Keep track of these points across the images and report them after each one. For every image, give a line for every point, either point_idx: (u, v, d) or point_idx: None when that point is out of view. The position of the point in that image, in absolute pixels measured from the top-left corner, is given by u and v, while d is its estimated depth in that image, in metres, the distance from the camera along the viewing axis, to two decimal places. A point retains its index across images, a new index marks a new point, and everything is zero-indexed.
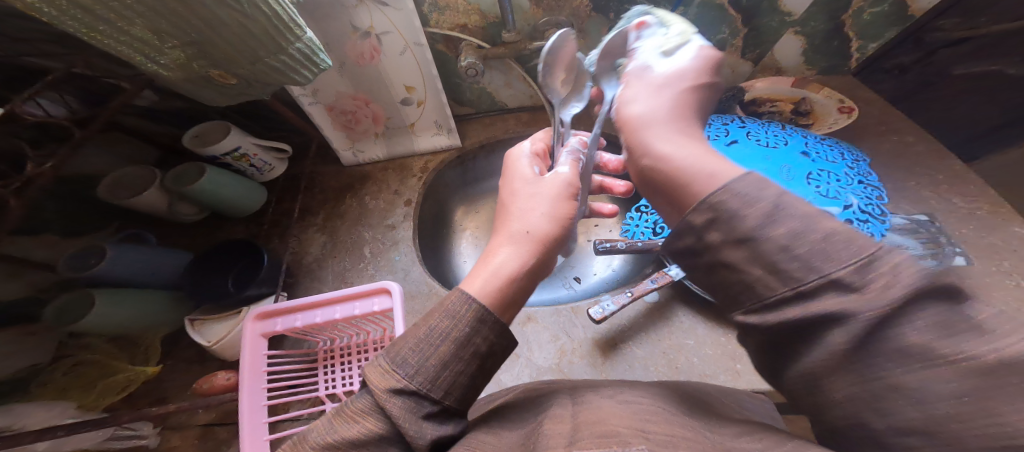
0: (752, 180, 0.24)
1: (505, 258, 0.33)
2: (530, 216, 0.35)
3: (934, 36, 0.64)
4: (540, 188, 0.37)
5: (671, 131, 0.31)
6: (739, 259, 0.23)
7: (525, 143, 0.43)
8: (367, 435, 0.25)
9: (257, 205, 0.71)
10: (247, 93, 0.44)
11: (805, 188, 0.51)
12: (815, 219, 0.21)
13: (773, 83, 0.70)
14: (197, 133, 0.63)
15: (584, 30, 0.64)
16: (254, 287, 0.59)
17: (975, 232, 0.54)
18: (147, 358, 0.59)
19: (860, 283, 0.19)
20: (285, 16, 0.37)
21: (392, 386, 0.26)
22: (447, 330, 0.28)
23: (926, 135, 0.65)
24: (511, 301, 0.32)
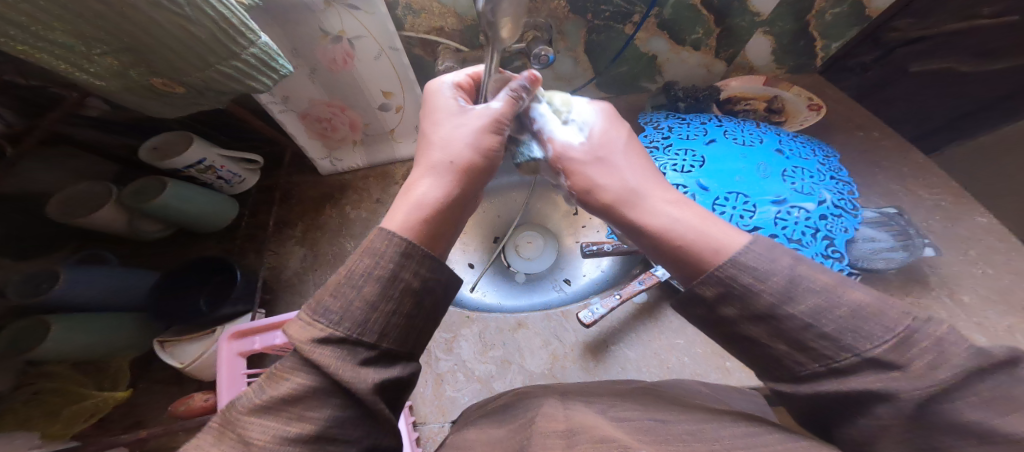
0: (758, 251, 0.25)
1: (426, 188, 0.33)
2: (450, 146, 0.36)
3: (890, 36, 0.66)
4: (463, 122, 0.37)
5: (657, 196, 0.33)
6: (762, 334, 0.24)
7: (447, 76, 0.42)
8: (301, 390, 0.23)
9: (229, 219, 0.68)
10: (201, 104, 0.43)
11: (782, 184, 0.53)
12: (840, 292, 0.22)
13: (748, 81, 0.71)
14: (157, 144, 0.60)
15: (563, 31, 0.64)
16: (228, 306, 0.58)
17: (941, 222, 0.57)
18: (116, 383, 0.55)
19: (900, 360, 0.20)
20: (233, 18, 0.34)
21: (315, 335, 0.24)
22: (369, 269, 0.26)
23: (890, 130, 0.68)
24: (437, 230, 0.31)
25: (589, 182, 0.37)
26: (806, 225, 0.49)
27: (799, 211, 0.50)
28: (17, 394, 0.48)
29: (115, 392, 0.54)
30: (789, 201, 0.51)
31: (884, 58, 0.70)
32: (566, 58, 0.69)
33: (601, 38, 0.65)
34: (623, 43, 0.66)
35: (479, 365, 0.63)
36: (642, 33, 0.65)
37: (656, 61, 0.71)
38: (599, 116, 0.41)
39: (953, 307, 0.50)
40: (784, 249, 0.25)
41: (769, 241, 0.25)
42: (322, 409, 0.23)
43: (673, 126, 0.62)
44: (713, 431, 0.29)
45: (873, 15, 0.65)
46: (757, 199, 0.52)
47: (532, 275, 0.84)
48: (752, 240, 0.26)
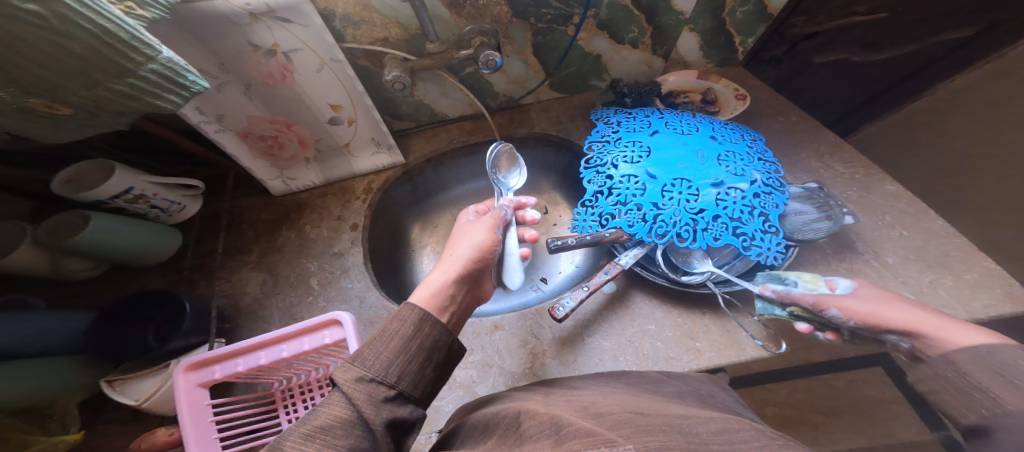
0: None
1: (440, 274, 0.44)
2: (462, 247, 0.48)
3: (792, 31, 0.74)
4: (473, 230, 0.51)
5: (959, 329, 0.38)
6: None
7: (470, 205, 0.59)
8: (335, 419, 0.28)
9: (172, 250, 0.65)
10: (92, 124, 0.38)
11: (718, 168, 0.56)
12: None
13: (683, 76, 0.75)
14: (70, 178, 0.56)
15: (508, 36, 0.65)
16: (180, 338, 0.55)
17: (857, 193, 0.63)
18: (64, 426, 0.50)
19: None
20: (122, 32, 0.32)
21: (355, 375, 0.31)
22: (397, 329, 0.35)
23: (805, 114, 0.73)
24: (445, 304, 0.41)
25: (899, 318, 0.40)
26: (743, 204, 0.53)
27: (735, 191, 0.54)
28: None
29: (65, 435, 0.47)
30: (726, 182, 0.54)
31: (792, 51, 0.79)
32: (516, 61, 0.70)
33: (546, 40, 0.67)
34: (567, 44, 0.68)
35: (459, 371, 0.62)
36: (584, 34, 0.67)
37: (601, 60, 0.73)
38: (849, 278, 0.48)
39: (879, 268, 0.55)
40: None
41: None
42: (346, 438, 0.28)
43: (621, 120, 0.65)
44: (692, 426, 0.31)
45: (774, 12, 0.71)
46: (699, 183, 0.55)
47: None
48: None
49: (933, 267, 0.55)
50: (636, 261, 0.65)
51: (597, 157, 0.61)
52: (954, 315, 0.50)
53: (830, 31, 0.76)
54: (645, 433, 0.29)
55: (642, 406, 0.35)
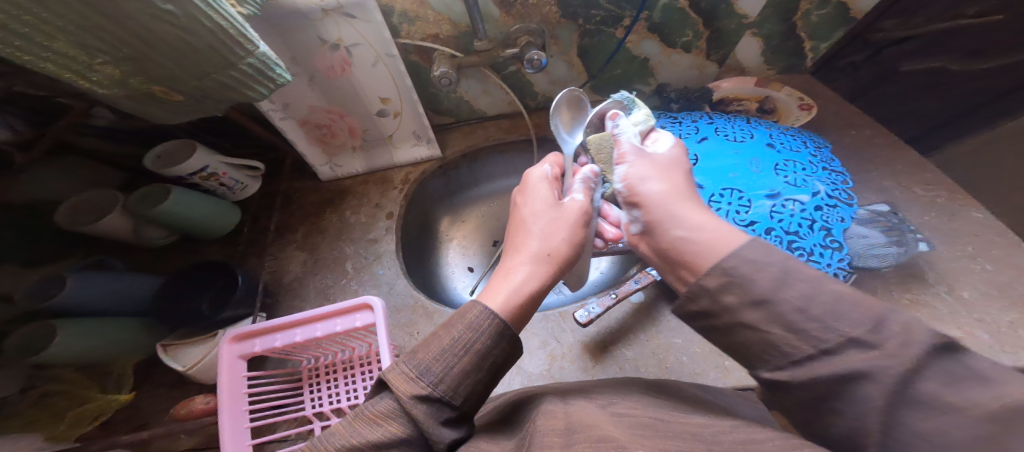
0: (760, 248, 0.29)
1: (526, 277, 0.39)
2: (551, 239, 0.42)
3: (877, 36, 0.72)
4: (561, 213, 0.45)
5: (684, 208, 0.37)
6: (759, 320, 0.27)
7: (545, 166, 0.50)
8: (391, 437, 0.28)
9: (231, 225, 0.70)
10: (201, 109, 0.43)
11: (775, 178, 0.53)
12: (824, 283, 0.25)
13: (739, 82, 0.72)
14: (160, 154, 0.62)
15: (555, 36, 0.65)
16: (230, 309, 0.58)
17: (936, 218, 0.58)
18: (120, 385, 0.56)
19: (879, 340, 0.22)
20: (232, 28, 0.35)
21: (418, 393, 0.29)
22: (469, 342, 0.32)
23: (883, 127, 0.69)
24: (524, 311, 0.37)
25: (649, 181, 0.40)
26: (802, 217, 0.50)
27: (793, 203, 0.51)
28: (25, 396, 0.50)
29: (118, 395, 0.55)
30: (783, 193, 0.52)
31: (874, 57, 0.75)
32: (560, 62, 0.70)
33: (592, 42, 0.67)
34: (614, 46, 0.68)
35: None
36: (633, 37, 0.66)
37: (648, 63, 0.72)
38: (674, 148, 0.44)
39: (954, 304, 0.51)
40: (777, 251, 0.28)
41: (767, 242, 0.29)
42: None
43: (666, 125, 0.64)
44: (715, 436, 0.30)
45: (858, 17, 0.69)
46: (752, 193, 0.52)
47: None
48: (752, 241, 0.30)
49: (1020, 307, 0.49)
50: None
51: None
52: None
53: (928, 35, 0.68)
54: (665, 436, 0.29)
55: (662, 412, 0.35)
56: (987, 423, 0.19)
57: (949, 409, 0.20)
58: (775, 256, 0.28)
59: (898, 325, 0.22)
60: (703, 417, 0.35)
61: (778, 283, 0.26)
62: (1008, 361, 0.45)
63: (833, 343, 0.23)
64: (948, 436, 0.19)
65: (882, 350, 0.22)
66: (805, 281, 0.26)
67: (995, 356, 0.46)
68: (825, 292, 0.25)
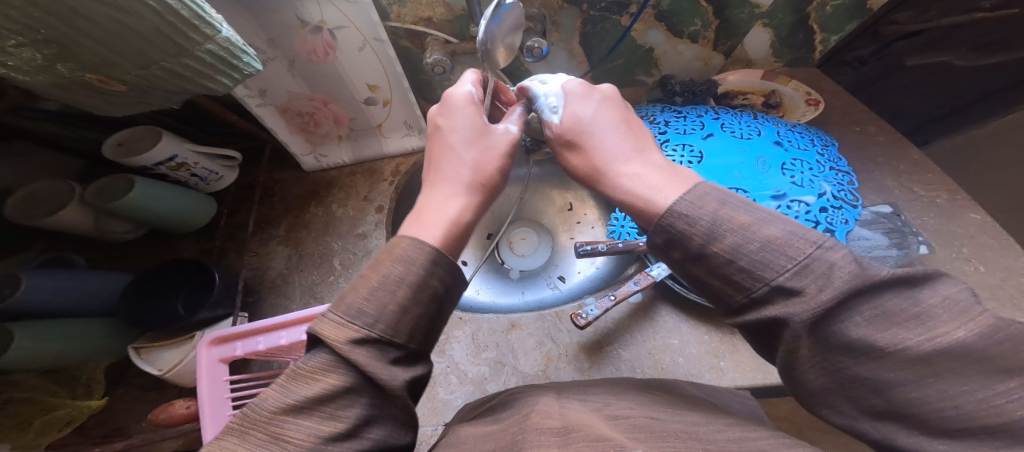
0: (689, 200, 0.27)
1: (458, 202, 0.36)
2: (480, 165, 0.39)
3: (889, 30, 0.67)
4: (490, 140, 0.41)
5: (626, 163, 0.34)
6: (701, 272, 0.27)
7: (466, 87, 0.44)
8: (331, 389, 0.24)
9: (207, 218, 0.65)
10: (152, 100, 0.39)
11: (781, 178, 0.51)
12: (753, 230, 0.24)
13: (746, 75, 0.69)
14: (121, 141, 0.56)
15: (557, 22, 0.61)
16: (208, 309, 0.54)
17: (935, 220, 0.58)
18: (91, 391, 0.52)
19: (801, 285, 0.22)
20: (184, 10, 0.30)
21: (353, 336, 0.25)
22: (402, 275, 0.28)
23: (886, 125, 0.67)
24: (460, 245, 0.34)
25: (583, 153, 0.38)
26: (806, 219, 0.48)
27: (798, 205, 0.49)
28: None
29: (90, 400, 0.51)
30: (789, 195, 0.50)
31: (882, 51, 0.71)
32: (562, 50, 0.66)
33: (596, 30, 0.63)
34: (619, 34, 0.64)
35: (472, 366, 0.61)
36: (639, 25, 0.63)
37: (653, 53, 0.68)
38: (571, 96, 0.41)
39: None
40: (710, 198, 0.27)
41: (700, 190, 0.27)
42: (352, 408, 0.25)
43: (670, 120, 0.61)
44: (707, 433, 0.31)
45: (874, 8, 0.64)
46: (756, 194, 0.50)
47: (527, 272, 0.84)
48: (684, 193, 0.28)
49: (1011, 310, 0.50)
50: (667, 274, 0.63)
51: None
52: None
53: (939, 30, 0.66)
54: (662, 439, 0.29)
55: (657, 408, 0.35)
56: (916, 365, 0.20)
57: (881, 355, 0.21)
58: (706, 206, 0.26)
59: (825, 267, 0.22)
60: (698, 416, 0.34)
61: (708, 236, 0.25)
62: None
63: (763, 292, 0.24)
64: (885, 377, 0.21)
65: (806, 299, 0.22)
66: (735, 231, 0.25)
67: None
68: (755, 240, 0.24)
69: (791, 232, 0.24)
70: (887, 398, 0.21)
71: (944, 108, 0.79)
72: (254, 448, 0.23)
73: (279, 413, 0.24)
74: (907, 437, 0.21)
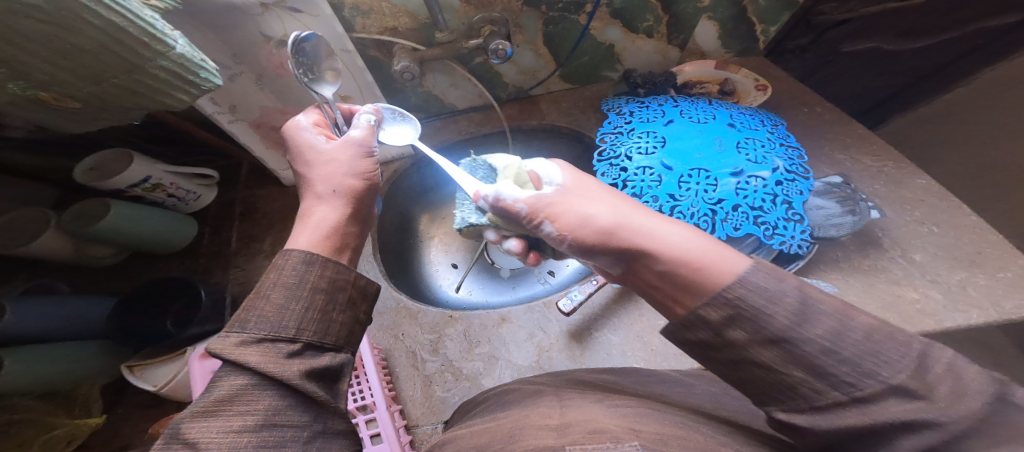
0: (767, 273, 0.27)
1: (325, 212, 0.38)
2: (335, 176, 0.40)
3: (820, 19, 0.73)
4: (333, 154, 0.42)
5: (656, 223, 0.33)
6: (774, 359, 0.25)
7: (301, 118, 0.46)
8: (232, 389, 0.25)
9: (188, 239, 0.66)
10: (114, 115, 0.40)
11: (737, 157, 0.55)
12: (848, 316, 0.25)
13: (701, 65, 0.73)
14: (94, 165, 0.57)
15: (519, 25, 0.64)
16: (197, 326, 0.56)
17: (885, 187, 0.61)
18: (89, 409, 0.53)
19: (921, 390, 0.22)
20: (133, 28, 0.32)
21: (246, 339, 0.27)
22: (277, 278, 0.31)
23: (830, 105, 0.71)
24: (341, 243, 0.37)
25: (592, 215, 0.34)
26: (764, 193, 0.52)
27: (756, 179, 0.53)
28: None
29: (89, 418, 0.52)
30: (746, 171, 0.53)
31: (818, 40, 0.78)
32: (527, 51, 0.69)
33: (557, 30, 0.66)
34: (579, 33, 0.67)
35: (466, 363, 0.63)
36: (596, 23, 0.66)
37: (614, 49, 0.72)
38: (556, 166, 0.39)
39: (906, 266, 0.54)
40: (781, 272, 0.27)
41: (769, 264, 0.28)
42: (263, 399, 0.26)
43: (633, 110, 0.64)
44: (702, 423, 0.33)
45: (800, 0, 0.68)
46: (717, 172, 0.54)
47: (517, 270, 0.84)
48: (755, 263, 0.28)
49: (964, 265, 0.53)
50: None
51: (610, 149, 0.60)
52: (983, 315, 0.49)
53: (861, 19, 0.74)
54: (659, 428, 0.31)
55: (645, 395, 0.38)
56: None
57: None
58: (786, 280, 0.26)
59: (942, 367, 0.23)
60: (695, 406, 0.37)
61: (799, 317, 0.25)
62: (957, 317, 0.49)
63: (869, 391, 0.23)
64: None
65: (927, 402, 0.22)
66: (830, 315, 0.25)
67: (946, 314, 0.49)
68: (852, 328, 0.24)
69: (879, 324, 0.25)
70: None
71: None
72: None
73: (178, 425, 0.23)
74: None
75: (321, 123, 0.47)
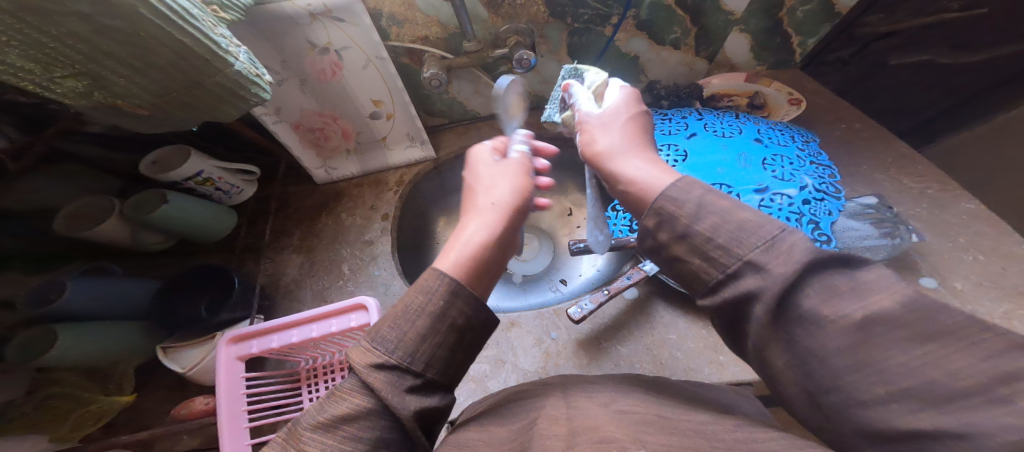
0: (681, 186, 0.31)
1: (474, 229, 0.39)
2: (496, 191, 0.42)
3: (863, 31, 0.70)
4: (500, 169, 0.46)
5: (628, 157, 0.38)
6: (684, 251, 0.30)
7: (487, 140, 0.51)
8: (357, 409, 0.28)
9: (227, 230, 0.70)
10: (166, 122, 0.42)
11: (762, 173, 0.54)
12: (732, 212, 0.28)
13: (729, 78, 0.73)
14: (156, 159, 0.62)
15: (544, 36, 0.66)
16: (228, 312, 0.59)
17: (926, 210, 0.60)
18: (121, 387, 0.56)
19: (767, 260, 0.25)
20: (201, 48, 0.35)
21: (374, 361, 0.30)
22: (422, 305, 0.32)
23: (871, 121, 0.71)
24: (480, 268, 0.36)
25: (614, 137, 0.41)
26: (790, 211, 0.51)
27: (781, 197, 0.52)
28: (27, 400, 0.50)
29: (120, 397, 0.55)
30: (771, 188, 0.53)
31: (862, 52, 0.74)
32: (550, 61, 0.71)
33: (582, 41, 0.67)
34: (603, 44, 0.68)
35: (473, 365, 0.63)
36: (621, 35, 0.67)
37: (638, 61, 0.72)
38: (621, 97, 0.45)
39: (943, 292, 0.53)
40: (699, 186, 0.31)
41: (691, 178, 0.31)
42: (372, 429, 0.28)
43: (656, 122, 0.65)
44: (716, 432, 0.33)
45: (842, 11, 0.68)
46: (740, 189, 0.53)
47: (530, 276, 0.86)
48: (679, 179, 0.32)
49: (1009, 296, 0.51)
50: (659, 269, 0.66)
51: None
52: None
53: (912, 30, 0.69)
54: (670, 435, 0.31)
55: (649, 404, 0.38)
56: (854, 333, 0.22)
57: (825, 322, 0.23)
58: (693, 192, 0.30)
59: (786, 245, 0.25)
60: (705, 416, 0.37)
61: (693, 217, 0.29)
62: None
63: (737, 268, 0.26)
64: (826, 346, 0.23)
65: (769, 273, 0.24)
66: (716, 213, 0.28)
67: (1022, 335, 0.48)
68: (731, 222, 0.28)
69: (761, 218, 0.27)
70: (825, 366, 0.23)
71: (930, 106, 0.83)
72: None
73: (311, 441, 0.27)
74: (848, 404, 0.22)
75: (500, 146, 0.51)
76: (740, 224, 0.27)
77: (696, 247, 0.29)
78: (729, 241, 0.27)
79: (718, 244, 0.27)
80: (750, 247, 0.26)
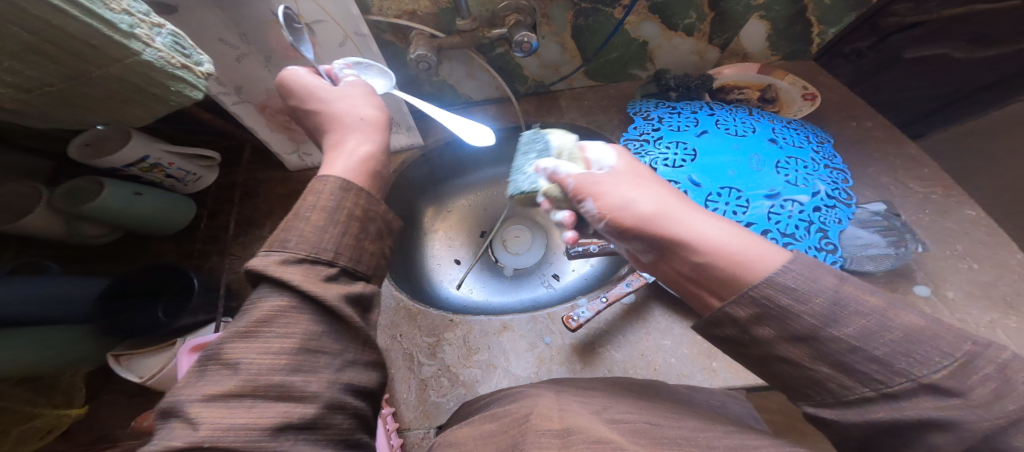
0: (799, 274, 0.28)
1: (357, 143, 0.42)
2: (353, 110, 0.45)
3: (887, 21, 0.67)
4: (349, 91, 0.47)
5: (695, 220, 0.34)
6: (802, 356, 0.27)
7: (301, 71, 0.47)
8: (275, 309, 0.28)
9: (185, 221, 0.64)
10: (63, 121, 0.36)
11: (775, 176, 0.51)
12: (889, 316, 0.25)
13: (741, 69, 0.69)
14: (88, 141, 0.54)
15: (547, 15, 0.59)
16: (190, 316, 0.54)
17: (929, 216, 0.59)
18: (70, 399, 0.51)
19: (956, 386, 0.23)
20: (92, 36, 0.28)
21: (283, 259, 0.30)
22: (315, 202, 0.33)
23: (883, 119, 0.69)
24: (373, 170, 0.40)
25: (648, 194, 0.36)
26: (800, 219, 0.48)
27: (792, 204, 0.49)
28: None
29: (70, 409, 0.50)
30: (782, 194, 0.50)
31: (879, 44, 0.71)
32: (552, 44, 0.64)
33: (588, 22, 0.61)
34: (612, 27, 0.62)
35: (463, 369, 0.60)
36: (632, 17, 0.61)
37: (647, 47, 0.67)
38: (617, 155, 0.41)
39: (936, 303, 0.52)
40: (824, 272, 0.28)
41: (810, 261, 0.29)
42: (297, 324, 0.28)
43: (663, 116, 0.60)
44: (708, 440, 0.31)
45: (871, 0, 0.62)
46: (750, 193, 0.50)
47: (520, 270, 0.82)
48: (792, 260, 0.29)
49: (997, 306, 0.51)
50: None
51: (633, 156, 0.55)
52: None
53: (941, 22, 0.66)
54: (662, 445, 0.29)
55: (642, 406, 0.36)
56: None
57: None
58: (822, 280, 0.27)
59: (981, 367, 0.23)
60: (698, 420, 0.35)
61: (828, 318, 0.26)
62: None
63: (900, 388, 0.24)
64: None
65: (960, 401, 0.23)
66: (865, 314, 0.26)
67: None
68: (891, 328, 0.25)
69: (930, 322, 0.25)
70: None
71: (934, 103, 0.81)
72: (217, 379, 0.26)
73: (230, 343, 0.27)
74: None
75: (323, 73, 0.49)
76: (906, 331, 0.25)
77: (825, 353, 0.26)
78: (892, 355, 0.24)
79: (871, 357, 0.25)
80: (921, 367, 0.24)
